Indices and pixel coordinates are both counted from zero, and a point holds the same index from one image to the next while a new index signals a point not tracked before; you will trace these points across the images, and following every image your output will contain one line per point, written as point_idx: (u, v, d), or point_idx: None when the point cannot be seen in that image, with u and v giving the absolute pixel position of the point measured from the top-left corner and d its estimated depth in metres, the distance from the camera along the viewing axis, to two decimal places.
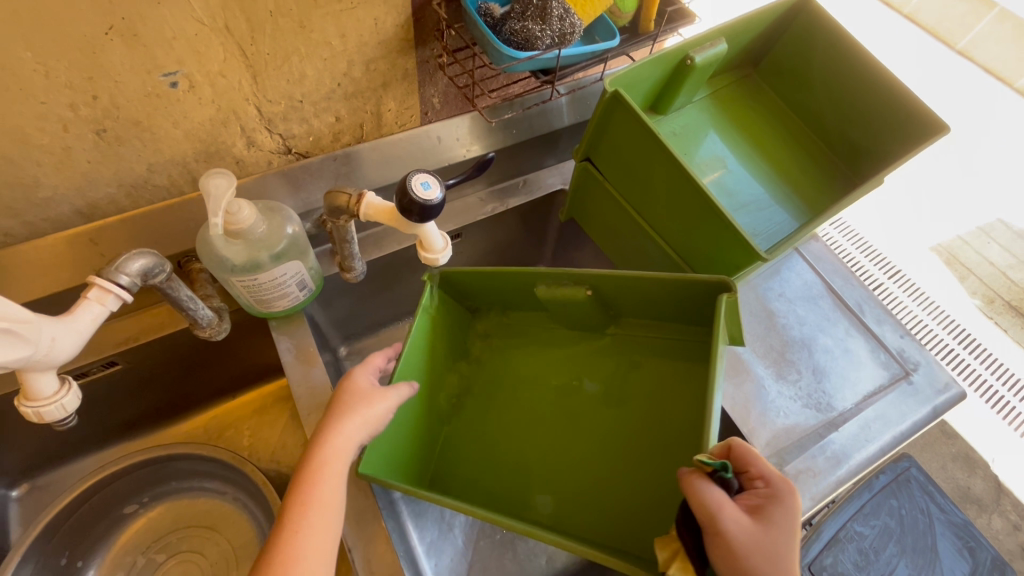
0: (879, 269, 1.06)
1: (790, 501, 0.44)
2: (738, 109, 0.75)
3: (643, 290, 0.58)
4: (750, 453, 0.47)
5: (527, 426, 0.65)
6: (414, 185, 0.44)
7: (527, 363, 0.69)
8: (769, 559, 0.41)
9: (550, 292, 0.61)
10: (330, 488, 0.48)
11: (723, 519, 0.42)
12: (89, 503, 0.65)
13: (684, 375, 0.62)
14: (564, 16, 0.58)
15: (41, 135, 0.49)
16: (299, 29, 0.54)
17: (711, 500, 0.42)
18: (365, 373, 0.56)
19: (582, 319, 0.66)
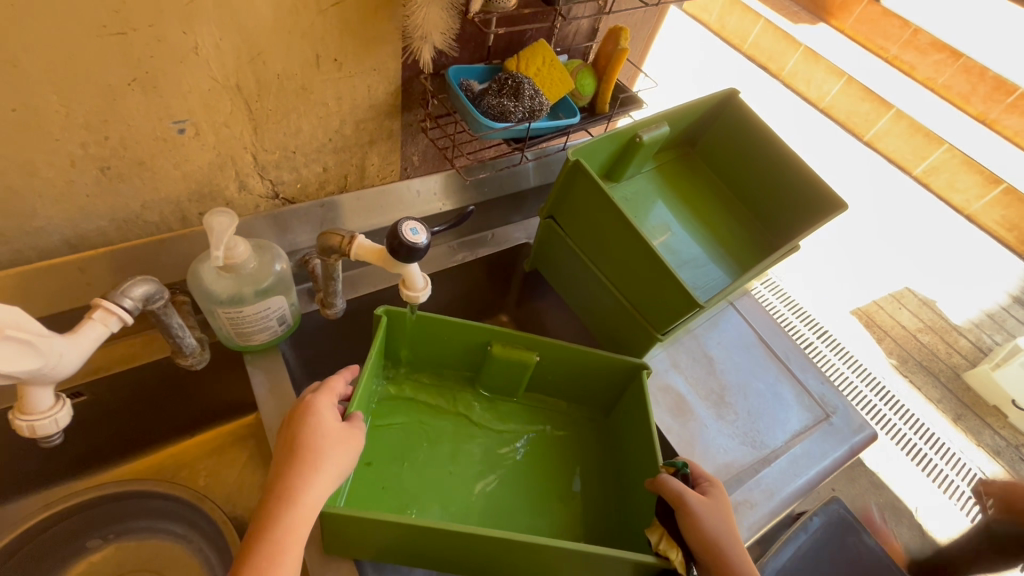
0: (812, 329, 1.18)
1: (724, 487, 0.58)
2: (679, 180, 0.87)
3: (576, 358, 0.68)
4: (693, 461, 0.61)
5: (465, 475, 0.67)
6: (405, 229, 0.50)
7: (450, 418, 0.72)
8: (722, 527, 0.53)
9: (505, 352, 0.67)
10: (294, 554, 0.45)
11: (688, 499, 0.53)
12: (29, 544, 0.63)
13: (575, 441, 0.74)
14: (533, 96, 0.67)
15: (49, 168, 0.52)
16: (300, 91, 0.61)
17: (676, 486, 0.54)
18: (329, 407, 0.54)
19: (503, 383, 0.73)
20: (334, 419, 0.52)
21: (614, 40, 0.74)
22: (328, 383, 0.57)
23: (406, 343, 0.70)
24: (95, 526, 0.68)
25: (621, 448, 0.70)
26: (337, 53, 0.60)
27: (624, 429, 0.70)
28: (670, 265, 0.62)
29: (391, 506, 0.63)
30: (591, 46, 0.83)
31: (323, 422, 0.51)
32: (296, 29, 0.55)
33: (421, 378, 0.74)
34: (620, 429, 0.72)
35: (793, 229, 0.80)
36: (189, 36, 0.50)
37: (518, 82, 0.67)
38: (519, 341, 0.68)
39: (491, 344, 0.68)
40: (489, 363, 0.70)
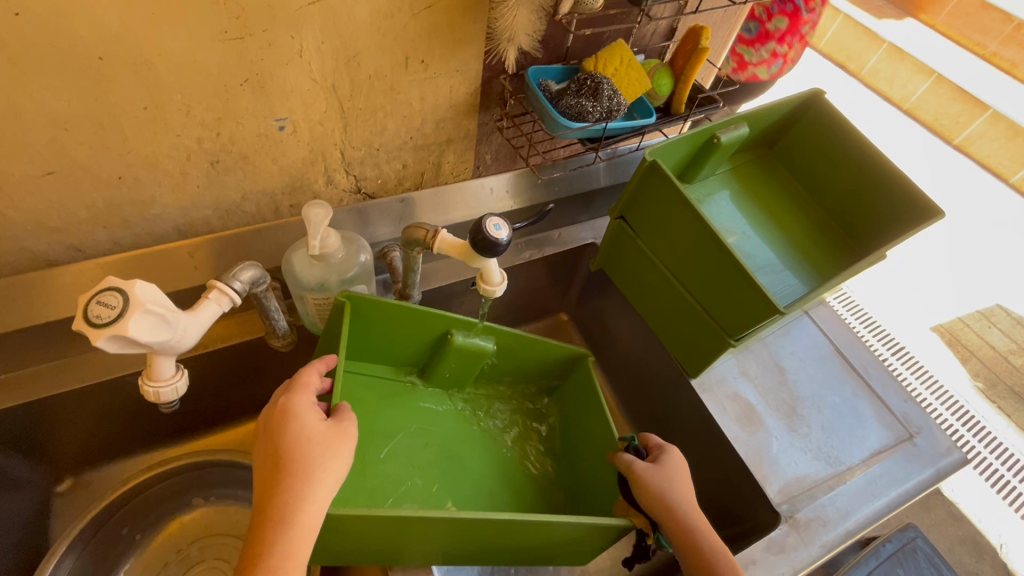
0: (849, 312, 1.06)
1: (676, 452, 0.62)
2: (754, 183, 0.84)
3: (528, 347, 0.71)
4: (647, 432, 0.65)
5: (441, 464, 0.68)
6: (488, 225, 0.52)
7: (411, 414, 0.70)
8: (671, 488, 0.57)
9: (466, 342, 0.67)
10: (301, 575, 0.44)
11: (636, 468, 0.58)
12: (135, 498, 0.70)
13: (527, 423, 0.77)
14: (612, 96, 0.67)
15: (169, 161, 0.57)
16: (389, 91, 0.64)
17: (625, 462, 0.59)
18: (309, 407, 0.51)
19: (456, 375, 0.72)
20: (318, 420, 0.50)
21: (694, 40, 0.73)
22: (303, 380, 0.53)
23: (359, 333, 0.65)
24: (193, 487, 0.75)
25: (575, 429, 0.74)
26: (425, 55, 0.62)
27: (574, 409, 0.75)
28: (750, 270, 0.60)
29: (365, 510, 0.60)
30: (668, 46, 0.82)
31: (306, 427, 0.49)
32: (390, 32, 0.58)
33: (377, 378, 0.71)
34: (569, 410, 0.76)
35: (879, 238, 0.77)
36: (296, 39, 0.54)
37: (597, 82, 0.67)
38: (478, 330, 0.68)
39: (453, 333, 0.66)
40: (447, 354, 0.69)
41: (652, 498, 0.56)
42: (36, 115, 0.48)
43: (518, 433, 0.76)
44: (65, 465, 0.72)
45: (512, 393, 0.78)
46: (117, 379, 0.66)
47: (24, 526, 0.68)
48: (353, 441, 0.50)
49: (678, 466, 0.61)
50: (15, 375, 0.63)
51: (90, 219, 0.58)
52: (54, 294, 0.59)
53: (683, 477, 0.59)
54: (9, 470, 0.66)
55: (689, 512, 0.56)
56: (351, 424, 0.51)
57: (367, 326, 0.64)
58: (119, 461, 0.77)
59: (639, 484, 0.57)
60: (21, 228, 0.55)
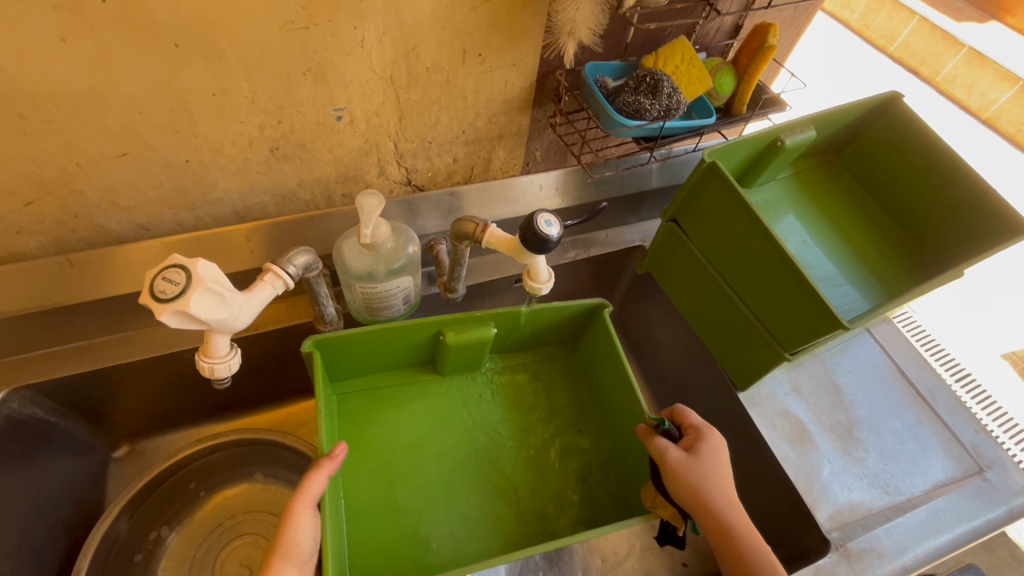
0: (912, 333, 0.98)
1: (715, 438, 0.58)
2: (818, 190, 0.80)
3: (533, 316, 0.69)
4: (685, 409, 0.62)
5: (483, 457, 0.68)
6: (539, 221, 0.51)
7: (434, 412, 0.70)
8: (703, 478, 0.55)
9: (461, 336, 0.64)
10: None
11: (667, 457, 0.56)
12: (178, 473, 0.75)
13: (552, 375, 0.76)
14: (671, 94, 0.65)
15: (232, 147, 0.59)
16: (445, 84, 0.64)
17: (657, 448, 0.57)
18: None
19: (464, 362, 0.70)
20: None
21: (761, 37, 0.70)
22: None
23: (343, 359, 0.64)
24: (239, 465, 0.79)
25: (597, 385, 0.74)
26: (482, 48, 0.62)
27: (596, 369, 0.73)
28: (813, 281, 0.57)
29: (415, 514, 0.62)
30: (732, 44, 0.79)
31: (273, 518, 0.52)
32: (450, 24, 0.58)
33: (387, 387, 0.70)
34: (591, 368, 0.74)
35: (957, 252, 0.71)
36: (359, 31, 0.54)
37: (657, 78, 0.65)
38: (469, 323, 0.65)
39: (444, 332, 0.64)
40: (450, 350, 0.67)
41: (685, 490, 0.54)
42: (115, 98, 0.50)
43: (546, 389, 0.75)
44: (123, 432, 0.77)
45: (524, 362, 0.76)
46: (173, 354, 0.69)
47: (83, 486, 0.72)
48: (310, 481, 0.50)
49: (717, 452, 0.57)
50: (84, 344, 0.67)
51: (157, 200, 0.61)
52: (121, 270, 0.62)
53: (721, 467, 0.57)
54: (73, 431, 0.70)
55: (727, 509, 0.54)
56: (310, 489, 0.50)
57: (355, 353, 0.64)
58: (172, 432, 0.81)
59: (672, 477, 0.55)
60: (95, 205, 0.58)
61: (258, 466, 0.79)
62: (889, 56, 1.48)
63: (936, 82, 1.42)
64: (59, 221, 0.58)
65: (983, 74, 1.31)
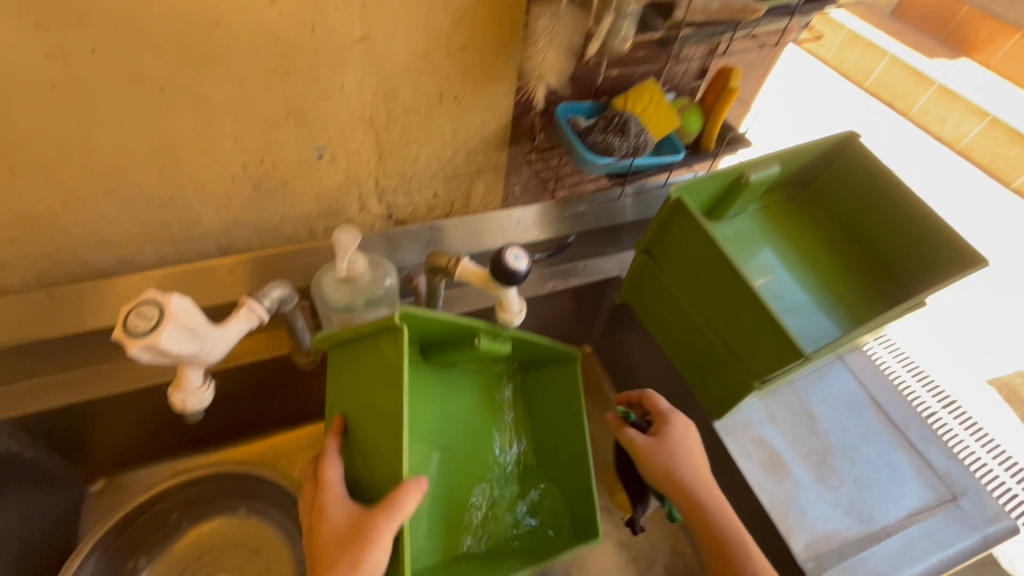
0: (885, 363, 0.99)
1: (679, 422, 0.66)
2: (787, 222, 0.83)
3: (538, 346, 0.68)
4: (652, 397, 0.70)
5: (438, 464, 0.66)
6: (507, 256, 0.53)
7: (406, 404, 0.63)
8: (670, 459, 0.64)
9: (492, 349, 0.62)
10: None
11: (635, 443, 0.66)
12: (156, 507, 0.73)
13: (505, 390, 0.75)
14: (639, 133, 0.68)
15: (215, 184, 0.61)
16: (423, 123, 0.67)
17: (625, 439, 0.68)
18: (341, 504, 0.52)
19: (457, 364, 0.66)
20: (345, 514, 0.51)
21: (724, 79, 0.74)
22: (324, 478, 0.54)
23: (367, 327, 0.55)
24: (223, 496, 0.78)
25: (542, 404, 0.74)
26: (458, 91, 0.65)
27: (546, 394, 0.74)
28: (776, 313, 0.59)
29: None
30: (699, 86, 0.83)
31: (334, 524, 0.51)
32: (425, 69, 0.61)
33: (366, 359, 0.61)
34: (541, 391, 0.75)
35: (922, 282, 0.73)
36: (337, 75, 0.57)
37: (625, 118, 0.68)
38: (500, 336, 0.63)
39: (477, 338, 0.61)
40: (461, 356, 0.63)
41: (652, 469, 0.64)
42: (102, 140, 0.53)
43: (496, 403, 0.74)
44: (100, 466, 0.77)
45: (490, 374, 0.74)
46: (152, 386, 0.69)
47: (58, 522, 0.72)
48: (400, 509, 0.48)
49: (682, 429, 0.66)
50: (62, 378, 0.68)
51: (141, 236, 0.63)
52: (103, 304, 0.63)
53: (692, 449, 0.65)
54: (49, 466, 0.70)
55: (693, 486, 0.62)
56: (403, 507, 0.48)
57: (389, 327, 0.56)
58: (150, 465, 0.81)
59: (641, 460, 0.66)
60: (79, 241, 0.60)
61: (244, 500, 0.79)
62: (867, 90, 1.53)
63: (910, 115, 1.47)
64: (43, 256, 0.60)
65: (956, 106, 1.39)
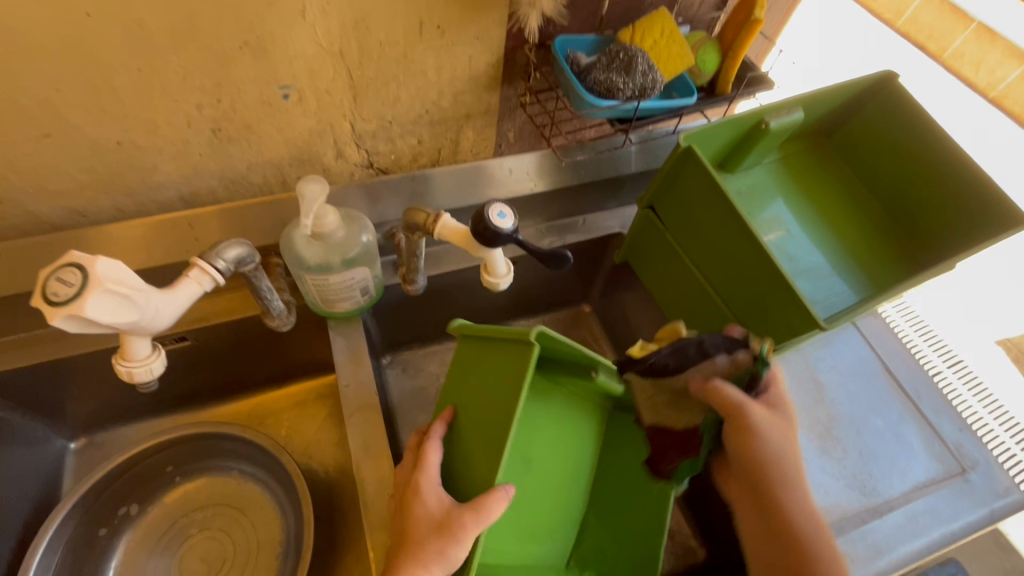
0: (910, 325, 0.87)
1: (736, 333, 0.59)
2: (806, 176, 0.76)
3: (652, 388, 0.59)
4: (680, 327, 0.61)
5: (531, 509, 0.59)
6: (491, 213, 0.46)
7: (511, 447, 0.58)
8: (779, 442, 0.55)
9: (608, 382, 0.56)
10: None
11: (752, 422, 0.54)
12: (142, 465, 0.71)
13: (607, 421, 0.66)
14: (647, 71, 0.60)
15: (168, 127, 0.55)
16: (402, 59, 0.59)
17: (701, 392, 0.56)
18: (433, 489, 0.48)
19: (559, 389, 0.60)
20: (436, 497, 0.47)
21: (748, 10, 0.64)
22: (424, 460, 0.49)
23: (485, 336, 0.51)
24: (216, 455, 0.75)
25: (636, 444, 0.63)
26: (441, 21, 0.57)
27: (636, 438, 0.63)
28: (789, 276, 0.53)
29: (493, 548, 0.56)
30: (718, 17, 0.74)
31: (423, 502, 0.46)
32: None
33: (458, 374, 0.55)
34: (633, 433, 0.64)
35: (951, 244, 0.67)
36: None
37: (631, 54, 0.59)
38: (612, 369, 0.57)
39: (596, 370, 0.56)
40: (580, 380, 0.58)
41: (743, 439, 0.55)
42: (26, 73, 0.46)
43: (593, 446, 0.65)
44: (79, 424, 0.75)
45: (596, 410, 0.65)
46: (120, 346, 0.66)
47: (37, 479, 0.70)
48: (494, 510, 0.43)
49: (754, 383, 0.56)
50: (27, 336, 0.64)
51: (92, 184, 0.57)
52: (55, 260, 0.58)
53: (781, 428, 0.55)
54: (22, 425, 0.68)
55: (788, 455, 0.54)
56: (492, 512, 0.43)
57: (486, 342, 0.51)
58: (131, 423, 0.79)
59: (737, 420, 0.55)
60: (22, 191, 0.54)
61: (236, 461, 0.76)
62: (896, 30, 1.23)
63: (943, 58, 1.17)
64: None
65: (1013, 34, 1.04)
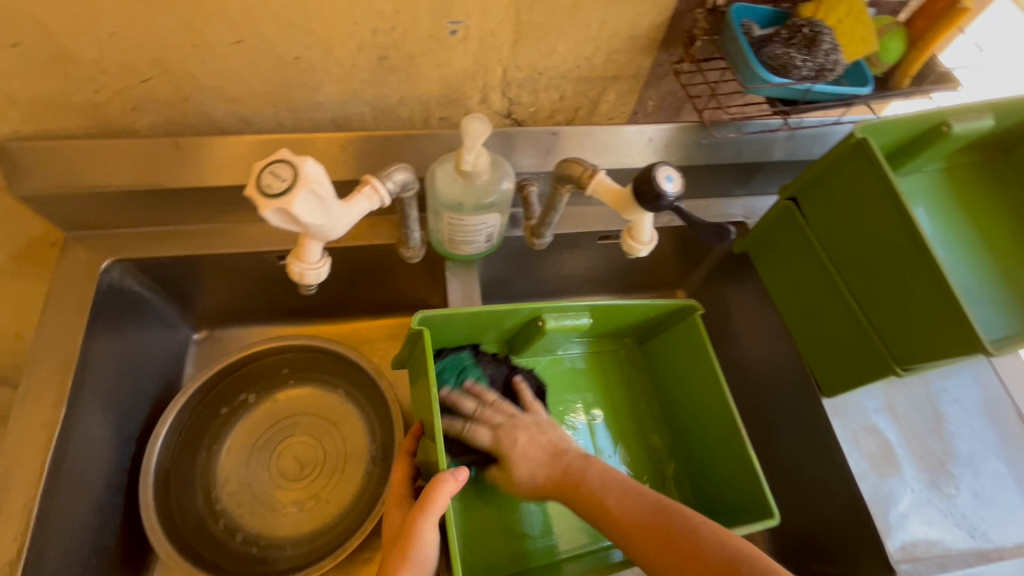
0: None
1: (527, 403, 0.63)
2: (970, 192, 0.69)
3: (618, 311, 0.67)
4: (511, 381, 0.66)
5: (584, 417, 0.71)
6: (660, 175, 0.45)
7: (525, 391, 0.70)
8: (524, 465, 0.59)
9: (558, 322, 0.64)
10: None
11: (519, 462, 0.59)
12: (261, 361, 0.78)
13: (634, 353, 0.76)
14: (830, 51, 0.57)
15: (342, 49, 0.57)
16: (571, 8, 0.58)
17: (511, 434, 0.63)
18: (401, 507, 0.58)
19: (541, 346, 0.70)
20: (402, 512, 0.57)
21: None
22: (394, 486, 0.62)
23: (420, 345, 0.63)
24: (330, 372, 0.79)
25: (666, 371, 0.72)
26: None
27: (668, 358, 0.71)
28: (961, 296, 0.50)
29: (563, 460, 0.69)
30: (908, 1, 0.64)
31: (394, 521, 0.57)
32: None
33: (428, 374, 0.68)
34: (659, 354, 0.73)
35: None
36: None
37: (817, 31, 0.57)
38: (564, 308, 0.64)
39: (543, 318, 0.63)
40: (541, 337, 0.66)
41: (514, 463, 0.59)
42: None
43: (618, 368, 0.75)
44: (204, 318, 0.82)
45: (605, 346, 0.76)
46: (257, 253, 0.70)
47: (167, 359, 0.78)
48: (438, 494, 0.50)
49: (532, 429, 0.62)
50: (181, 230, 0.70)
51: (263, 95, 0.60)
52: (218, 161, 0.62)
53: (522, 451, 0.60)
54: (161, 307, 0.75)
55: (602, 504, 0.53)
56: (433, 497, 0.50)
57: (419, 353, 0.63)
58: (245, 327, 0.85)
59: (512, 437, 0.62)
60: (205, 92, 0.58)
61: (345, 381, 0.80)
62: None
63: None
64: (171, 103, 0.59)
65: None
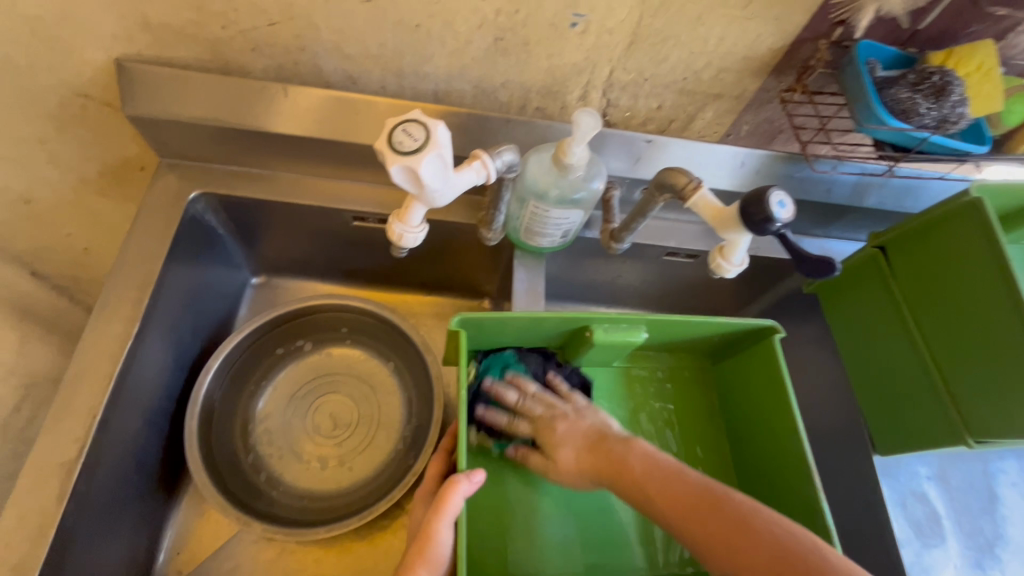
0: None
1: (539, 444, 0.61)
2: None
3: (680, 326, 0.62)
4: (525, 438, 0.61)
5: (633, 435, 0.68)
6: (772, 200, 0.45)
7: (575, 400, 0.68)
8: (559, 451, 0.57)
9: (608, 335, 0.60)
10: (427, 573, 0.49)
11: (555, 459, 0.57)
12: (314, 315, 0.79)
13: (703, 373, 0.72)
14: (958, 103, 0.56)
15: (461, 24, 0.57)
16: (695, 20, 0.57)
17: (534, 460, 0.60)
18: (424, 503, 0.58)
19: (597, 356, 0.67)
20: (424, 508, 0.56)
21: None
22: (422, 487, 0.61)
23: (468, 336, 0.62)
24: (380, 340, 0.80)
25: (732, 397, 0.68)
26: None
27: (737, 384, 0.67)
28: None
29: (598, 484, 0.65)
30: None
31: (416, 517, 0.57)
32: None
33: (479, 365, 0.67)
34: (731, 378, 0.68)
35: None
36: None
37: (947, 80, 0.55)
38: (619, 321, 0.60)
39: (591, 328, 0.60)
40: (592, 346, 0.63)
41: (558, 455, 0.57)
42: None
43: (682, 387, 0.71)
44: (266, 264, 0.83)
45: (676, 358, 0.72)
46: (334, 208, 0.71)
47: (226, 296, 0.80)
48: (454, 495, 0.49)
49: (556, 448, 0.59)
50: (265, 174, 0.71)
51: (375, 57, 0.61)
52: (318, 114, 0.63)
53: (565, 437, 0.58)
54: (230, 246, 0.77)
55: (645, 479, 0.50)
56: (450, 498, 0.49)
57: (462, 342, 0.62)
58: (302, 279, 0.86)
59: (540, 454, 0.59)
60: (322, 45, 0.59)
61: (392, 352, 0.80)
62: None
63: None
64: (288, 50, 0.60)
65: None
